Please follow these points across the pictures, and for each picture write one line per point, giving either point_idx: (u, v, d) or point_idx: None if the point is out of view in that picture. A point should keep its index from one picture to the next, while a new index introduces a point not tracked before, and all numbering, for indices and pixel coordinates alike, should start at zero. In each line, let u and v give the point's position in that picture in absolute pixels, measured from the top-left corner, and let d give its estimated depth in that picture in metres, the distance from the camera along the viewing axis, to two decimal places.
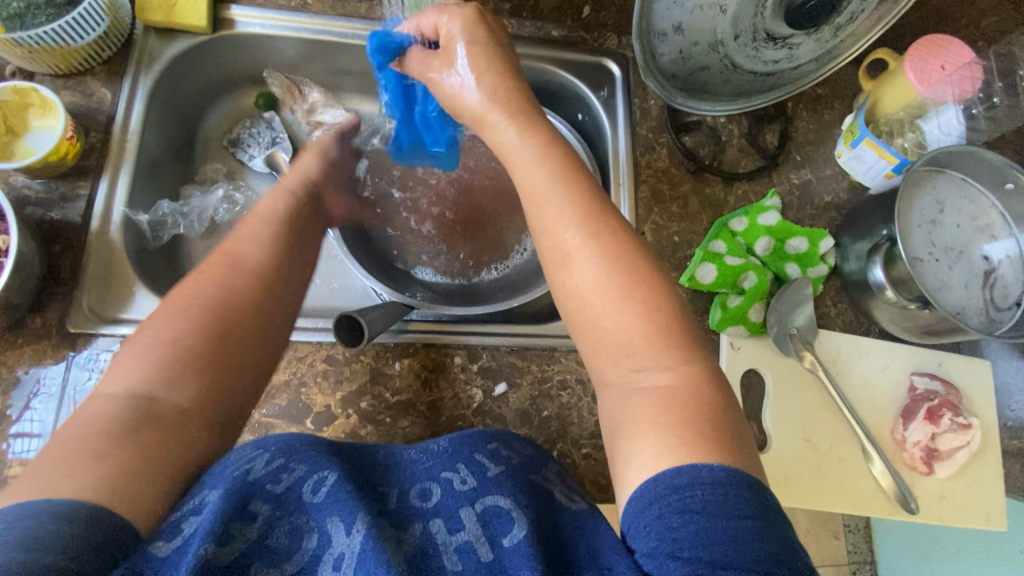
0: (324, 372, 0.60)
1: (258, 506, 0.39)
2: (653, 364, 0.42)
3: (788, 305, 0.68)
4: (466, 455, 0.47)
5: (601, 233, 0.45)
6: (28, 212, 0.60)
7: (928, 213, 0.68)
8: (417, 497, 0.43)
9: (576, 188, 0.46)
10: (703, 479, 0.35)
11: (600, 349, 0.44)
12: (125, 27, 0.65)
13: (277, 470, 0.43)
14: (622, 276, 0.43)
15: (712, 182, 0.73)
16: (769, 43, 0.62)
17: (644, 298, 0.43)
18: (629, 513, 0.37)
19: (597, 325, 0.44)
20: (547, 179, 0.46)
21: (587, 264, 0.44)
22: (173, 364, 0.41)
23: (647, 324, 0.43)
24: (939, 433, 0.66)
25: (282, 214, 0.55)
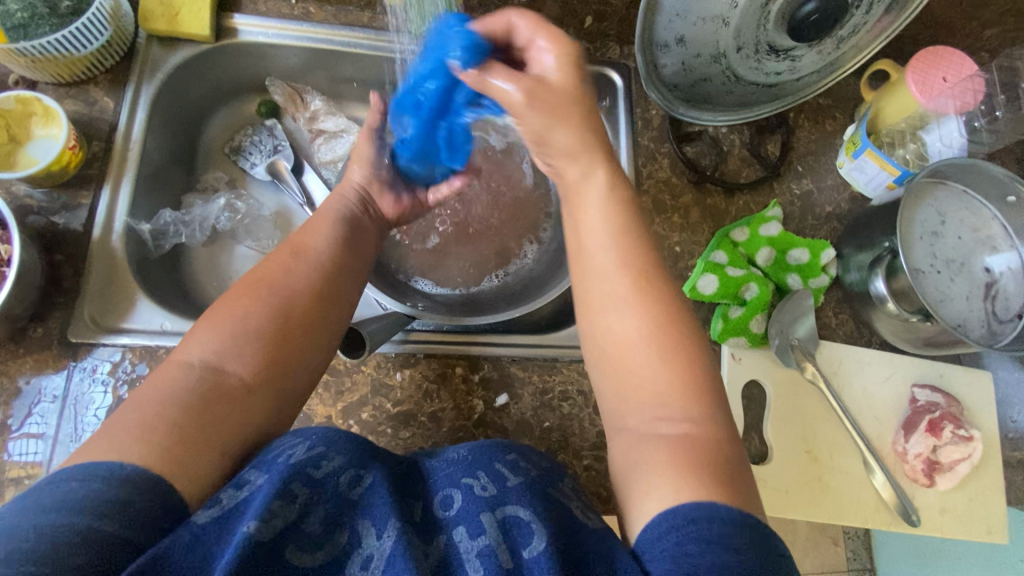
0: (324, 383, 0.59)
1: (298, 488, 0.38)
2: (679, 415, 0.44)
3: (789, 317, 0.68)
4: (486, 463, 0.45)
5: (647, 290, 0.48)
6: (31, 221, 0.60)
7: (929, 224, 0.68)
8: (439, 506, 0.42)
9: (633, 245, 0.49)
10: (721, 515, 0.37)
11: (632, 397, 0.46)
12: (128, 36, 0.65)
13: (316, 457, 0.41)
14: (665, 334, 0.46)
15: (714, 192, 0.73)
16: (772, 55, 0.62)
17: (681, 358, 0.46)
18: (646, 537, 0.39)
19: (634, 375, 0.46)
20: (608, 233, 0.49)
21: (630, 317, 0.47)
22: (238, 342, 0.44)
23: (679, 378, 0.45)
24: (940, 445, 0.66)
25: (344, 212, 0.58)
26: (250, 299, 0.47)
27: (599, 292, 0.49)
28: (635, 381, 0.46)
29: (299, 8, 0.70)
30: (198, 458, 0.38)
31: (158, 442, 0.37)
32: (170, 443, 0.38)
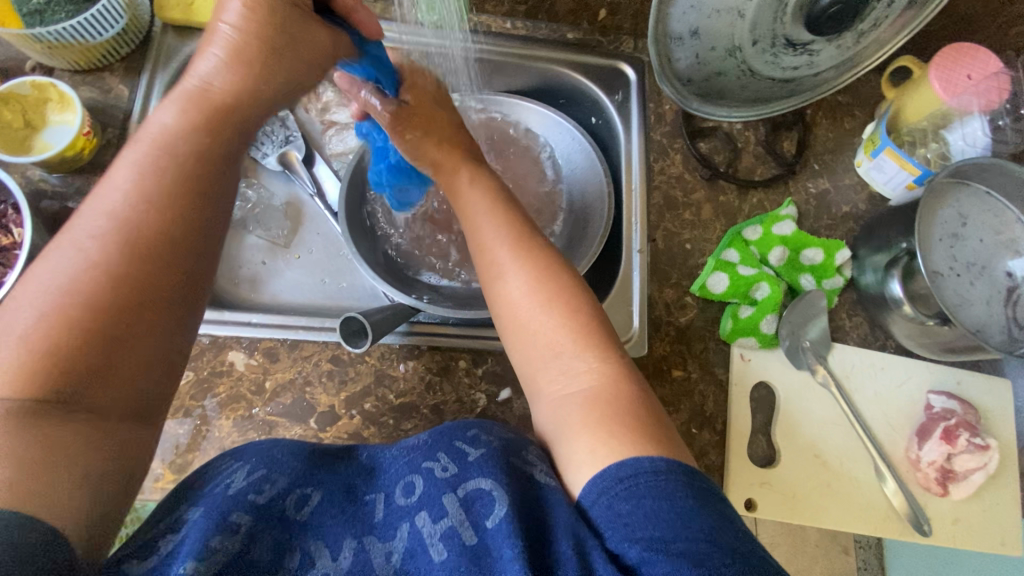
0: (329, 372, 0.60)
1: (239, 517, 0.41)
2: (578, 363, 0.47)
3: (801, 318, 0.66)
4: (446, 443, 0.47)
5: (526, 247, 0.52)
6: (44, 206, 0.61)
7: (950, 226, 0.66)
8: (402, 494, 0.43)
9: (505, 214, 0.55)
10: (645, 468, 0.39)
11: (530, 353, 0.49)
12: (143, 25, 0.66)
13: (257, 480, 0.44)
14: (546, 284, 0.50)
15: (727, 190, 0.72)
16: (789, 49, 0.61)
17: (564, 303, 0.50)
18: (590, 494, 0.40)
19: (527, 332, 0.50)
20: (485, 206, 0.55)
21: (518, 275, 0.51)
22: (62, 362, 0.38)
23: (568, 325, 0.49)
24: (955, 453, 0.64)
25: (171, 146, 0.44)
26: (76, 278, 0.39)
27: (485, 265, 0.53)
28: (541, 339, 0.49)
29: None
30: (55, 482, 0.36)
31: (13, 458, 0.35)
32: (27, 465, 0.35)
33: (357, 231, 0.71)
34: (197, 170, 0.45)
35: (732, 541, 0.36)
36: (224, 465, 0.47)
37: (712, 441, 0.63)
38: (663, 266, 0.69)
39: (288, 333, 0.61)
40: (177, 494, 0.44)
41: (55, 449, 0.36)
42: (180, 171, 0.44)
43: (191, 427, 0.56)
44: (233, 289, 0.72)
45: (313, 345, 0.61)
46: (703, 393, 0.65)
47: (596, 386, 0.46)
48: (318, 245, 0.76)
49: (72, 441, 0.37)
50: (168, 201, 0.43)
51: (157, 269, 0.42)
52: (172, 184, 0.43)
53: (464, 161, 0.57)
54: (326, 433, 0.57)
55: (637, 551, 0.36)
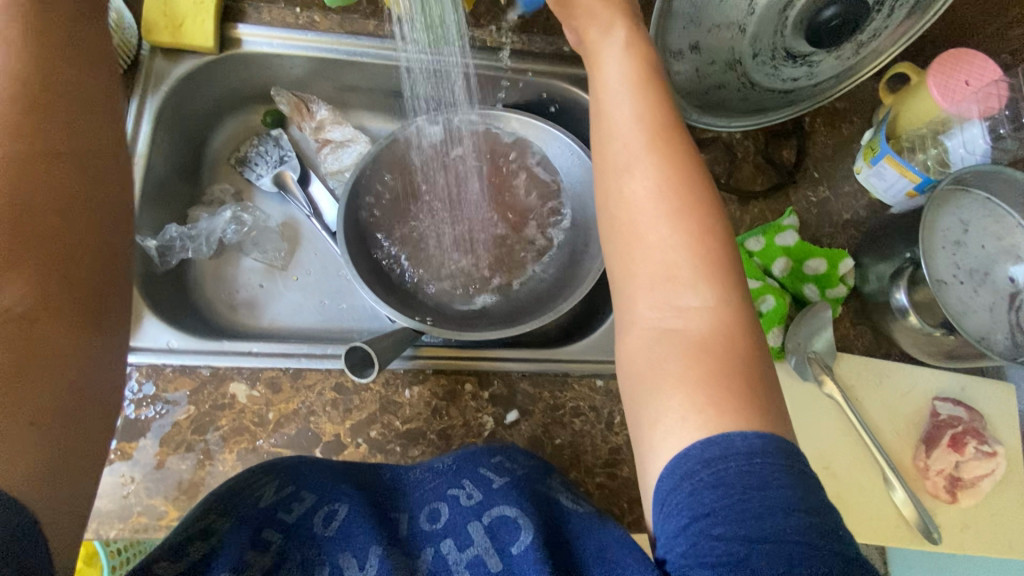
0: (333, 401, 0.59)
1: (271, 535, 0.44)
2: (691, 293, 0.43)
3: (806, 331, 0.66)
4: (471, 470, 0.51)
5: (662, 144, 0.48)
6: None
7: (951, 233, 0.66)
8: (427, 519, 0.47)
9: (649, 95, 0.50)
10: (737, 448, 0.36)
11: (640, 273, 0.45)
12: (131, 48, 0.65)
13: (288, 498, 0.48)
14: (678, 190, 0.46)
15: (728, 201, 0.72)
16: (789, 62, 0.61)
17: (696, 219, 0.45)
18: (662, 488, 0.37)
19: (641, 239, 0.46)
20: (629, 81, 0.51)
21: (646, 174, 0.47)
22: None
23: (692, 245, 0.44)
24: (963, 461, 0.64)
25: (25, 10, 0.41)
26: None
27: (615, 155, 0.49)
28: (649, 254, 0.45)
29: (304, 17, 0.68)
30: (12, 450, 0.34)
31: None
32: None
33: (358, 253, 0.70)
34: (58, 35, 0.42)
35: (826, 536, 0.34)
36: (257, 481, 0.50)
37: None
38: None
39: (289, 362, 0.59)
40: (210, 506, 0.47)
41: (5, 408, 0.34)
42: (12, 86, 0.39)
43: (195, 462, 0.55)
44: (231, 315, 0.71)
45: (316, 373, 0.59)
46: None
47: (704, 332, 0.42)
48: (316, 266, 0.74)
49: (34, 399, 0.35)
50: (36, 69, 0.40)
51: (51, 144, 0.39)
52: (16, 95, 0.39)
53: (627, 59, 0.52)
54: None
55: (718, 549, 0.33)
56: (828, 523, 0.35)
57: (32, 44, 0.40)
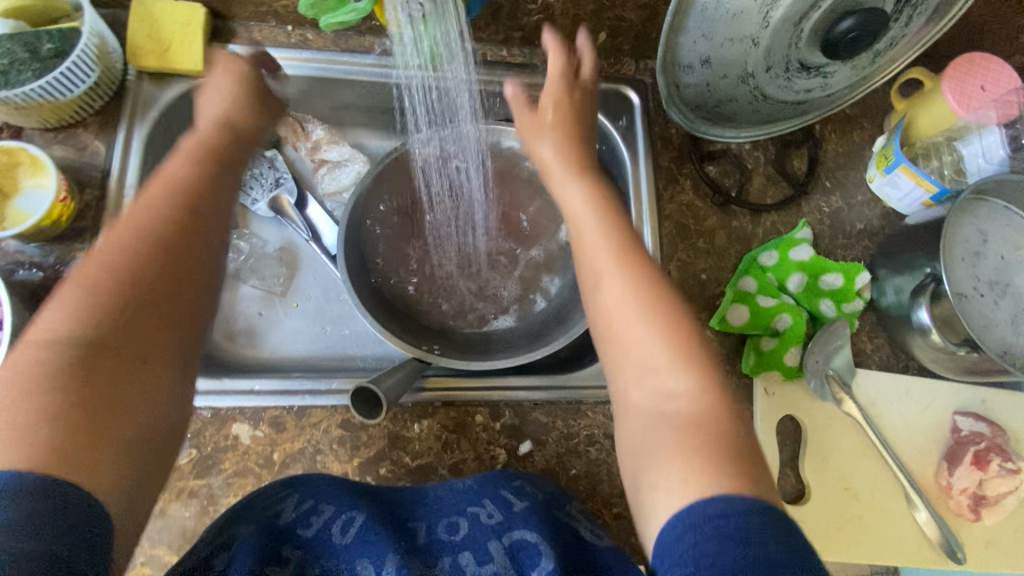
0: (340, 438, 0.57)
1: (291, 552, 0.43)
2: (675, 381, 0.43)
3: (823, 350, 0.64)
4: (492, 491, 0.49)
5: (629, 248, 0.49)
6: (20, 277, 0.55)
7: (971, 244, 0.64)
8: (445, 530, 0.46)
9: (607, 205, 0.52)
10: (736, 506, 0.35)
11: (626, 368, 0.45)
12: (116, 74, 0.61)
13: (307, 513, 0.46)
14: (645, 290, 0.47)
15: (739, 215, 0.69)
16: (803, 73, 0.59)
17: (665, 314, 0.45)
18: (664, 539, 0.36)
19: (622, 341, 0.46)
20: (585, 193, 0.53)
21: (617, 280, 0.48)
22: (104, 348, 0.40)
23: (667, 339, 0.44)
24: (987, 479, 0.63)
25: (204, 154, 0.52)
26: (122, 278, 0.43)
27: (586, 270, 0.51)
28: (633, 350, 0.45)
29: (297, 36, 0.66)
30: (101, 444, 0.38)
31: (51, 419, 0.37)
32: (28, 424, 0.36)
33: (360, 279, 0.67)
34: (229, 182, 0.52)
35: None
36: (280, 492, 0.49)
37: None
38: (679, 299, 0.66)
39: (293, 400, 0.57)
40: (232, 516, 0.47)
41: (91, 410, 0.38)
42: (201, 178, 0.50)
43: (198, 508, 0.53)
44: (230, 346, 0.69)
45: (320, 410, 0.57)
46: None
47: (697, 410, 0.41)
48: (316, 291, 0.72)
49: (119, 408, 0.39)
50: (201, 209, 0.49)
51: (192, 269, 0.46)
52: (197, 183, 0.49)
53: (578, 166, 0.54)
54: None
55: None
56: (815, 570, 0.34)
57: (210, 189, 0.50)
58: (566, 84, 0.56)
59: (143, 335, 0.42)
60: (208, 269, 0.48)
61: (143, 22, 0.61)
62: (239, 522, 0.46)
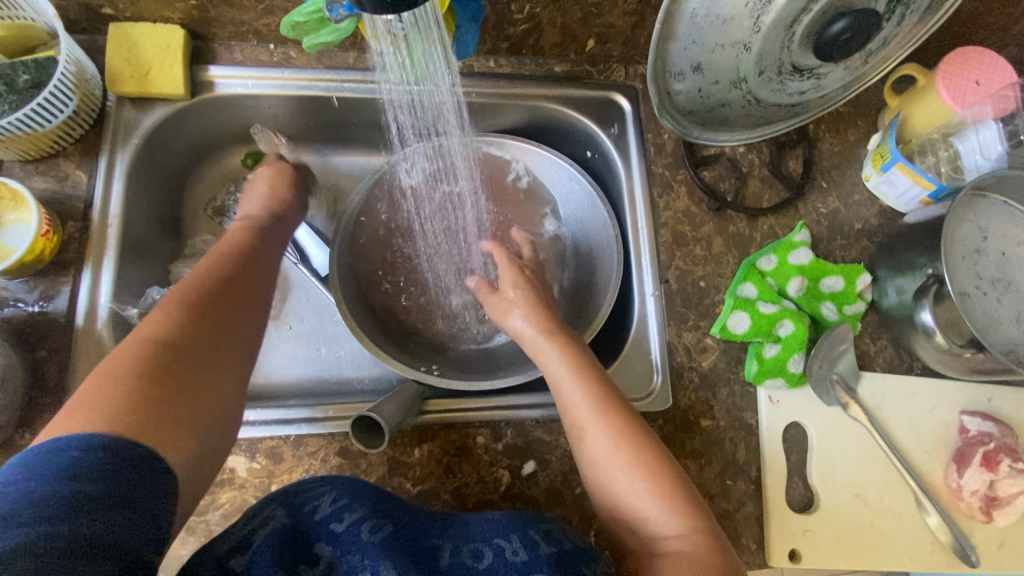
0: (339, 467, 0.55)
1: (321, 548, 0.42)
2: (665, 524, 0.45)
3: (827, 354, 0.63)
4: (520, 527, 0.46)
5: (609, 404, 0.50)
6: (4, 314, 0.54)
7: (971, 242, 0.63)
8: (469, 556, 0.44)
9: (580, 356, 0.53)
10: None
11: (619, 516, 0.47)
12: (96, 100, 0.59)
13: (339, 509, 0.46)
14: (628, 445, 0.48)
15: (736, 219, 0.69)
16: (795, 76, 0.58)
17: (648, 463, 0.47)
18: None
19: (611, 489, 0.47)
20: (556, 346, 0.54)
21: (598, 437, 0.48)
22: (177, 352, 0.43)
23: (654, 488, 0.46)
24: (998, 479, 0.62)
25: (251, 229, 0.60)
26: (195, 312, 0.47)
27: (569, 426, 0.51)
28: (623, 497, 0.47)
29: (279, 54, 0.65)
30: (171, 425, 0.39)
31: (128, 402, 0.38)
32: (110, 404, 0.38)
33: (355, 301, 0.66)
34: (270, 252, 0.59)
35: None
36: (313, 489, 0.49)
37: (748, 490, 0.60)
38: (679, 308, 0.65)
39: (290, 429, 0.56)
40: (274, 497, 0.48)
41: (160, 396, 0.40)
42: (249, 247, 0.57)
43: (197, 545, 0.51)
44: None
45: (318, 438, 0.56)
46: (734, 442, 0.61)
47: (690, 549, 0.43)
48: (310, 313, 0.71)
49: (184, 399, 0.41)
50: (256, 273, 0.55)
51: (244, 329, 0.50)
52: (246, 248, 0.57)
53: (547, 326, 0.56)
54: None
55: None
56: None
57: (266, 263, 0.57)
58: (522, 271, 0.62)
59: (209, 359, 0.45)
60: (262, 318, 0.52)
61: (121, 47, 0.59)
62: (273, 505, 0.47)
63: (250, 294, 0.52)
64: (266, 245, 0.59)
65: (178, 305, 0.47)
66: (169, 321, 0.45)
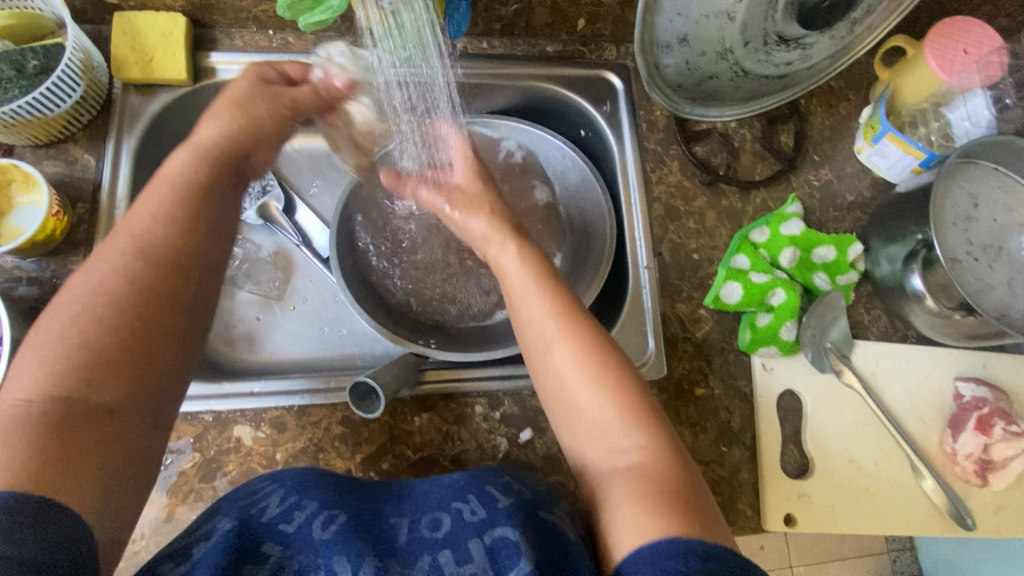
0: (341, 435, 0.57)
1: (269, 548, 0.42)
2: (625, 440, 0.43)
3: (818, 321, 0.64)
4: (477, 486, 0.48)
5: (575, 319, 0.48)
6: (19, 293, 0.56)
7: (961, 209, 0.64)
8: (428, 527, 0.45)
9: (546, 273, 0.51)
10: (695, 548, 0.36)
11: (579, 432, 0.46)
12: (102, 87, 0.62)
13: (290, 508, 0.46)
14: (594, 358, 0.46)
15: (729, 192, 0.69)
16: (781, 46, 0.59)
17: (613, 377, 0.45)
18: (630, 559, 0.37)
19: (573, 404, 0.46)
20: (524, 261, 0.51)
21: (562, 351, 0.47)
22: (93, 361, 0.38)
23: (617, 402, 0.45)
24: (992, 443, 0.62)
25: (198, 173, 0.47)
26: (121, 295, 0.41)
27: (532, 340, 0.49)
28: (584, 413, 0.45)
29: (278, 39, 0.67)
30: (68, 490, 0.35)
31: (15, 465, 0.34)
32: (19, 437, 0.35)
33: (355, 279, 0.68)
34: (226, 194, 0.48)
35: None
36: (263, 490, 0.49)
37: (743, 457, 0.61)
38: (673, 280, 0.66)
39: (293, 400, 0.58)
40: (216, 507, 0.48)
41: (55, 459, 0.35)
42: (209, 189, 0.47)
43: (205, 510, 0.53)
44: (230, 352, 0.69)
45: (321, 408, 0.58)
46: (729, 410, 0.62)
47: (648, 465, 0.42)
48: (313, 293, 0.73)
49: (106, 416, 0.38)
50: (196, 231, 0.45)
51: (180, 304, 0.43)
52: (187, 222, 0.45)
53: (505, 233, 0.53)
54: None
55: None
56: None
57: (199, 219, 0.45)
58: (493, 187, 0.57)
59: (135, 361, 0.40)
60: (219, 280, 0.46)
61: (126, 35, 0.61)
62: (219, 513, 0.47)
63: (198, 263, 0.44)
64: (211, 198, 0.47)
65: (82, 312, 0.40)
66: (87, 326, 0.39)
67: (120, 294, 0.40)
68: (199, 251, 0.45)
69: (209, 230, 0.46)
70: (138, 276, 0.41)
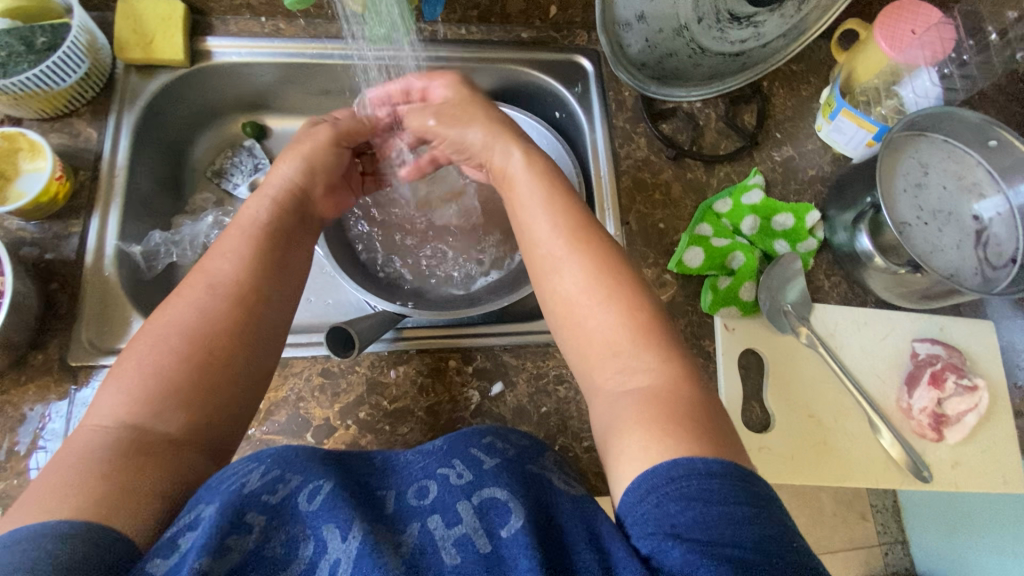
0: (321, 386, 0.60)
1: (254, 518, 0.37)
2: (637, 362, 0.45)
3: (778, 283, 0.67)
4: (461, 450, 0.47)
5: (584, 241, 0.50)
6: (24, 252, 0.60)
7: (912, 177, 0.67)
8: (414, 496, 0.42)
9: (556, 193, 0.52)
10: (699, 468, 0.36)
11: (589, 352, 0.47)
12: (105, 67, 0.67)
13: (273, 481, 0.40)
14: (604, 277, 0.48)
15: (694, 166, 0.73)
16: (734, 23, 0.66)
17: (624, 296, 0.47)
18: (627, 502, 0.38)
19: (584, 324, 0.48)
20: (531, 181, 0.53)
21: (573, 270, 0.49)
22: (159, 391, 0.42)
23: (629, 321, 0.46)
24: (945, 398, 0.65)
25: (263, 220, 0.52)
26: (190, 331, 0.44)
27: (540, 259, 0.51)
28: (594, 331, 0.47)
29: (270, 26, 0.71)
30: (130, 494, 0.37)
31: (87, 477, 0.37)
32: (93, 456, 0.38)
33: (338, 249, 0.72)
34: (291, 226, 0.54)
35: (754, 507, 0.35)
36: (239, 465, 0.42)
37: None
38: (640, 247, 0.69)
39: None
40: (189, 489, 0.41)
41: (125, 470, 0.38)
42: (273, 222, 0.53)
43: None
44: None
45: (302, 360, 0.61)
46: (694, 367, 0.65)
47: (657, 385, 0.43)
48: None
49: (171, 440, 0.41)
50: (253, 260, 0.49)
51: (237, 333, 0.46)
52: (251, 263, 0.49)
53: (509, 141, 0.56)
54: (324, 445, 0.58)
55: (680, 552, 0.33)
56: (785, 537, 0.34)
57: (265, 251, 0.51)
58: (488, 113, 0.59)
59: (194, 383, 0.43)
60: (276, 313, 0.50)
61: (128, 20, 0.67)
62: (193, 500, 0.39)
63: (257, 294, 0.48)
64: (284, 220, 0.54)
65: (158, 344, 0.44)
66: (160, 357, 0.43)
67: (192, 326, 0.45)
68: (252, 280, 0.48)
69: (275, 273, 0.50)
70: (210, 313, 0.46)
